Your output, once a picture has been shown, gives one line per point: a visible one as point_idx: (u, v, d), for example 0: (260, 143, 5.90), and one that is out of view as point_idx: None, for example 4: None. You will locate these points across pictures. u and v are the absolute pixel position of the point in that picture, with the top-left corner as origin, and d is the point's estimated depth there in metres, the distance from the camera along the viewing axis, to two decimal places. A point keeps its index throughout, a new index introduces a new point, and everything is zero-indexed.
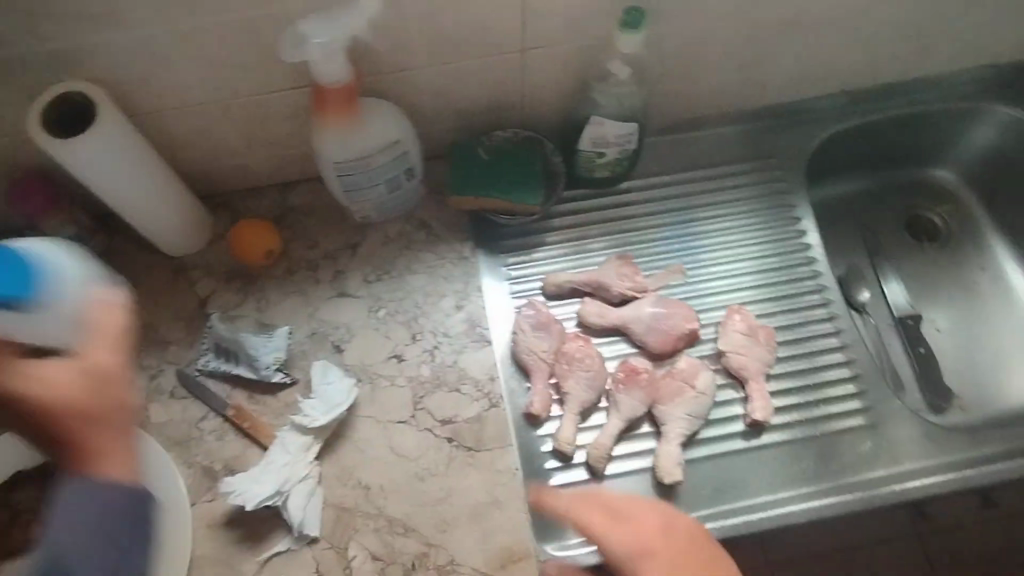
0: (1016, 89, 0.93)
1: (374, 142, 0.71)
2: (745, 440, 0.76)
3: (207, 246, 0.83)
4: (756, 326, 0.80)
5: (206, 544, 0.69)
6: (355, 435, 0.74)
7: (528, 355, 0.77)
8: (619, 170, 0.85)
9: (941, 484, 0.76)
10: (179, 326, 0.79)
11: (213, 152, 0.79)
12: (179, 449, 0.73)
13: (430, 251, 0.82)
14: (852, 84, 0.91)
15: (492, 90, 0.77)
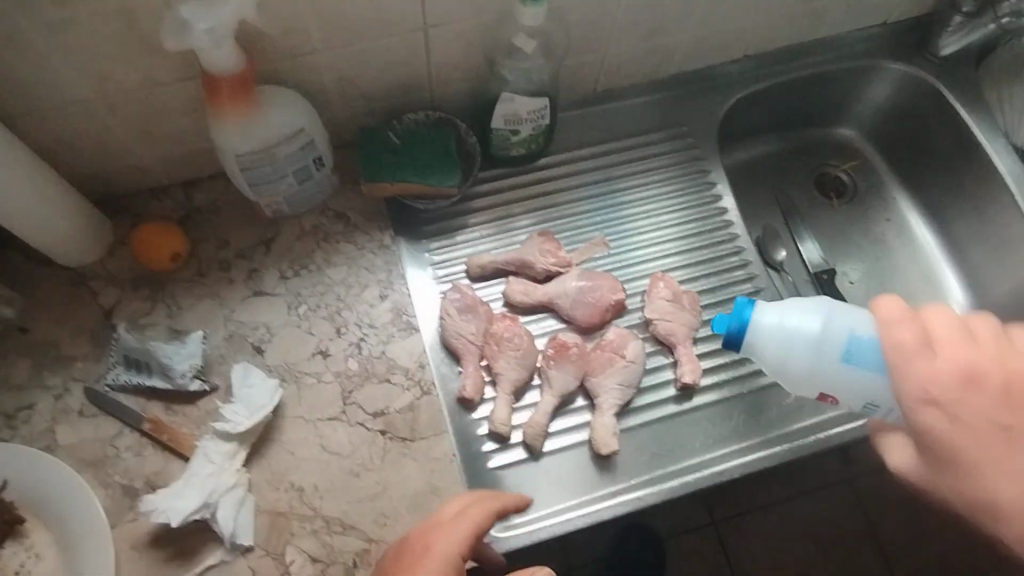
0: (905, 46, 0.97)
1: (277, 131, 0.68)
2: (677, 404, 0.78)
3: (108, 253, 0.78)
4: (680, 291, 0.81)
5: (132, 566, 0.66)
6: (284, 437, 0.71)
7: (457, 339, 0.76)
8: (534, 147, 0.84)
9: (863, 429, 0.77)
10: (84, 340, 0.74)
11: (104, 153, 0.74)
12: (94, 469, 0.69)
13: (348, 242, 0.80)
14: (754, 48, 0.93)
15: (398, 71, 0.75)
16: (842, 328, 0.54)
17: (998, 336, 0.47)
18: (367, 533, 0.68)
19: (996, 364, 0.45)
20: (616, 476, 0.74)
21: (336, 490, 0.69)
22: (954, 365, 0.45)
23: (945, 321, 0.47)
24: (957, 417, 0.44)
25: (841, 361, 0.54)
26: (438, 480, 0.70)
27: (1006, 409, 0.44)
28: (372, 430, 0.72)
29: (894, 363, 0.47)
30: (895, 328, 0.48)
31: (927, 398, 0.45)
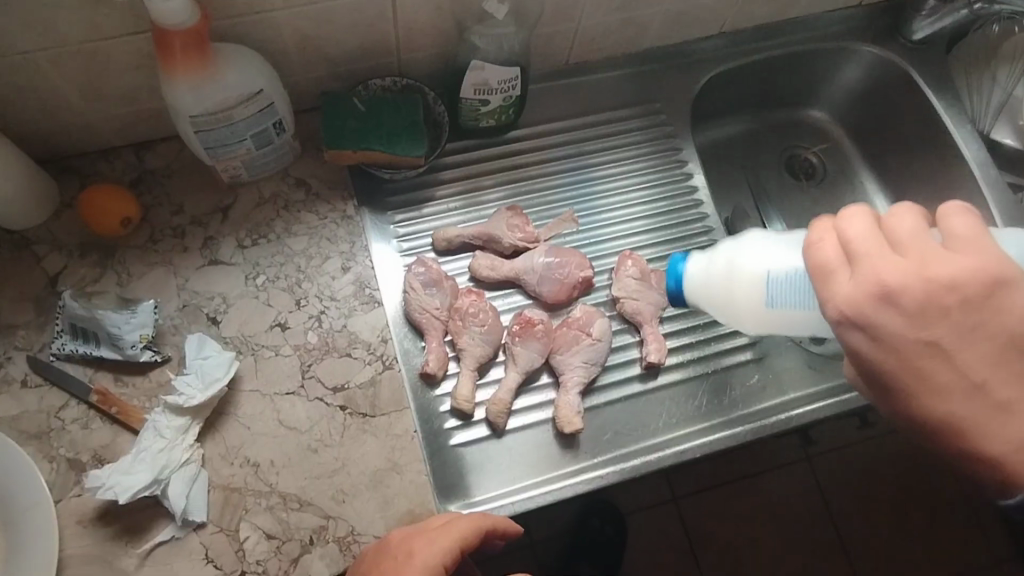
0: (879, 29, 0.97)
1: (234, 92, 0.64)
2: (642, 383, 0.78)
3: (54, 216, 0.74)
4: (647, 270, 0.80)
5: (78, 543, 0.63)
6: (240, 411, 0.69)
7: (420, 314, 0.74)
8: (504, 118, 0.82)
9: (824, 409, 0.78)
10: (27, 308, 0.70)
11: (47, 110, 0.70)
12: (38, 442, 0.66)
13: (310, 211, 0.77)
14: (729, 25, 0.92)
15: (363, 33, 0.72)
16: (758, 271, 0.61)
17: (919, 238, 0.48)
18: (325, 509, 0.66)
19: (913, 274, 0.47)
20: (579, 455, 0.73)
21: (293, 466, 0.67)
22: (867, 284, 0.47)
23: (863, 233, 0.49)
24: (878, 332, 0.48)
25: (768, 305, 0.62)
26: (399, 457, 0.69)
27: (925, 320, 0.46)
28: (331, 405, 0.70)
29: (817, 285, 0.51)
30: (817, 251, 0.51)
31: (844, 321, 0.49)
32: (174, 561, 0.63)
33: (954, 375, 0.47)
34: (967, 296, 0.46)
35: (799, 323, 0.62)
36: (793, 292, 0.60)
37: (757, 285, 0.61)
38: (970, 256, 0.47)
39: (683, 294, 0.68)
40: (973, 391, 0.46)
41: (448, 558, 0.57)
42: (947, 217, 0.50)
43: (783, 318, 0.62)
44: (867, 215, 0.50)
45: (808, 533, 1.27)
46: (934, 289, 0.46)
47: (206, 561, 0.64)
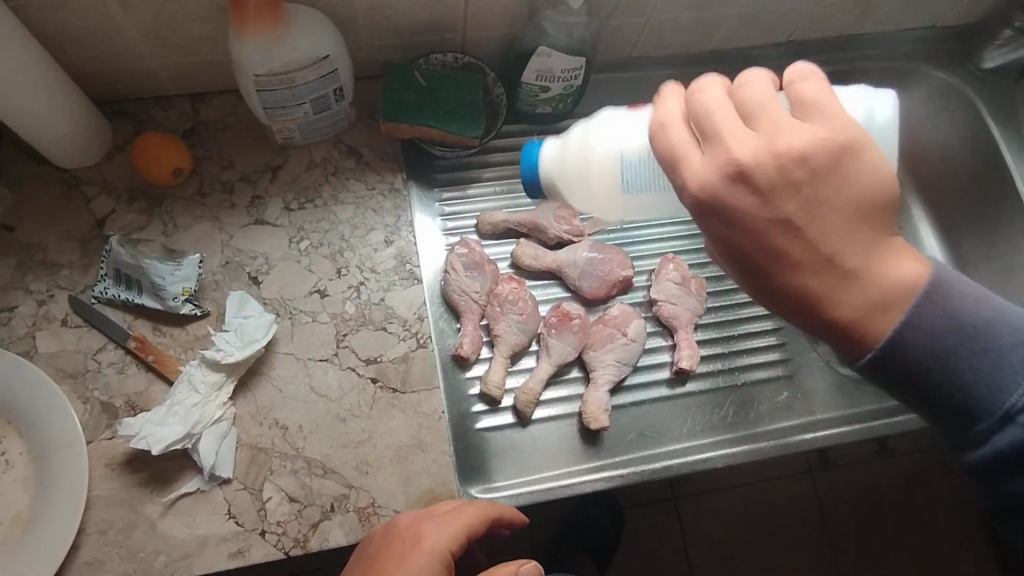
0: (949, 54, 0.95)
1: (301, 56, 0.64)
2: (670, 388, 0.77)
3: (105, 158, 0.74)
4: (689, 275, 0.79)
5: (105, 485, 0.64)
6: (274, 373, 0.69)
7: (458, 296, 0.74)
8: (562, 107, 0.81)
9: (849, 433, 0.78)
10: (72, 248, 0.71)
11: (111, 52, 0.69)
12: (74, 382, 0.67)
13: (358, 181, 0.77)
14: (797, 33, 0.90)
15: (434, 7, 0.71)
16: (610, 152, 0.57)
17: (767, 105, 0.44)
18: (348, 479, 0.67)
19: (763, 150, 0.43)
20: (601, 452, 0.73)
21: (321, 433, 0.68)
22: (718, 165, 0.43)
23: (715, 105, 0.44)
24: (730, 219, 0.44)
25: (624, 190, 0.59)
26: (425, 436, 0.69)
27: (773, 200, 0.43)
28: (363, 376, 0.70)
29: (670, 172, 0.46)
30: (664, 136, 0.46)
31: (698, 206, 0.44)
32: (197, 513, 0.64)
33: (808, 251, 0.44)
34: (815, 167, 0.43)
35: (652, 204, 0.61)
36: (645, 174, 0.58)
37: (611, 167, 0.58)
38: (819, 126, 0.43)
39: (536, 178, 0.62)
40: (824, 263, 0.44)
41: (455, 543, 0.58)
42: (794, 83, 0.45)
43: (639, 203, 0.60)
44: (718, 85, 0.45)
45: (805, 546, 1.28)
46: (782, 164, 0.42)
47: (228, 516, 0.65)
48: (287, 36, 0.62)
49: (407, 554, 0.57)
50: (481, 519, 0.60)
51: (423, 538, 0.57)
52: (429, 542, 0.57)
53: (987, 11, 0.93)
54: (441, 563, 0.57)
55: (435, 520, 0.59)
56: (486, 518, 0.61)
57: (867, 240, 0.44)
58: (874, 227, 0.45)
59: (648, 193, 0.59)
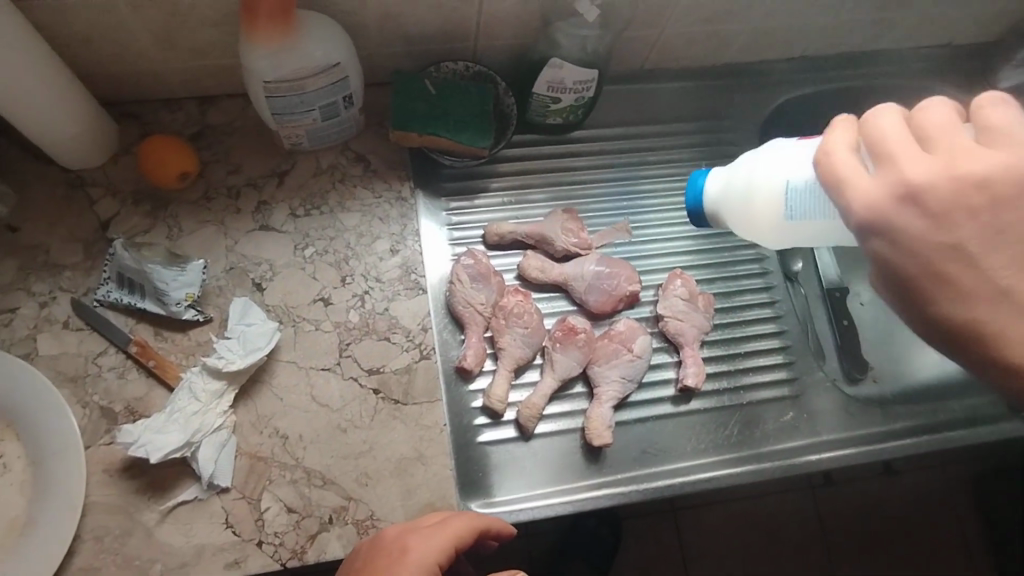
0: (964, 73, 0.94)
1: (311, 64, 0.63)
2: (674, 405, 0.76)
3: (111, 159, 0.74)
4: (696, 292, 0.78)
5: (102, 491, 0.64)
6: (275, 381, 0.69)
7: (464, 307, 0.73)
8: (573, 118, 0.80)
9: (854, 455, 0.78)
10: (76, 250, 0.70)
11: (120, 54, 0.69)
12: (73, 386, 0.66)
13: (365, 188, 0.76)
14: (811, 48, 0.89)
15: (446, 15, 0.70)
16: (777, 183, 0.56)
17: (949, 132, 0.43)
18: (348, 490, 0.66)
19: (938, 172, 0.41)
20: (603, 469, 0.73)
21: (321, 443, 0.67)
22: (889, 186, 0.42)
23: (890, 131, 0.44)
24: (897, 239, 0.42)
25: (787, 218, 0.57)
26: (426, 448, 0.68)
27: (948, 224, 0.41)
28: (365, 387, 0.70)
29: (835, 195, 0.45)
30: (830, 158, 0.46)
31: (864, 226, 0.43)
32: (194, 521, 0.64)
33: (979, 282, 0.41)
34: (1000, 194, 0.40)
35: (816, 233, 0.58)
36: (810, 203, 0.55)
37: (778, 196, 0.56)
38: (1008, 150, 0.41)
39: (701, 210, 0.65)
40: (999, 297, 0.40)
41: (442, 556, 0.57)
42: (981, 110, 0.44)
43: (804, 231, 0.58)
44: (893, 115, 0.45)
45: (805, 562, 1.26)
46: (962, 189, 0.41)
47: (226, 526, 0.64)
48: (299, 41, 0.61)
49: (394, 567, 0.55)
50: (467, 531, 0.59)
51: (410, 552, 0.56)
52: (416, 554, 0.56)
53: (1003, 31, 0.92)
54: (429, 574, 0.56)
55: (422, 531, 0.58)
56: (472, 528, 0.60)
57: None
58: None
59: (812, 221, 0.56)
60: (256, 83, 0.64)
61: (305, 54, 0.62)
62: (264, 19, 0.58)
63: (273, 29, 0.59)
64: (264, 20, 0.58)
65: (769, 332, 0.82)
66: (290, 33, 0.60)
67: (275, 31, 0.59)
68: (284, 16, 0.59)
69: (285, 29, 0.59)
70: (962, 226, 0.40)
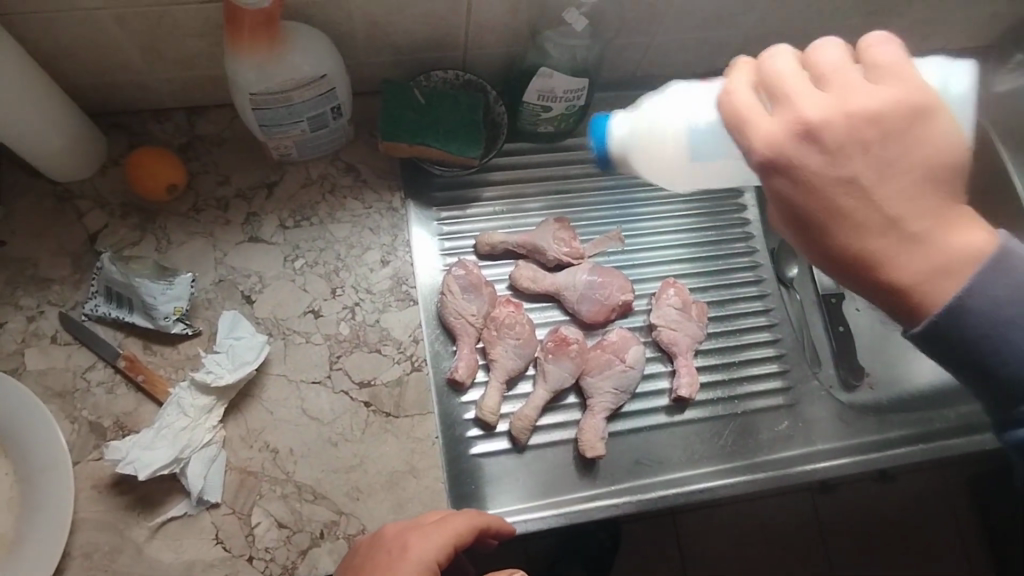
0: None
1: (297, 76, 0.63)
2: (668, 416, 0.76)
3: (99, 171, 0.73)
4: (689, 301, 0.78)
5: (91, 507, 0.63)
6: (265, 395, 0.68)
7: (455, 318, 0.73)
8: (564, 126, 0.80)
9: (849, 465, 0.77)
10: (64, 263, 0.70)
11: (107, 67, 0.68)
12: (62, 401, 0.66)
13: (356, 199, 0.76)
14: (805, 53, 0.88)
15: (436, 25, 0.69)
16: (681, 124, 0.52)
17: (841, 69, 0.42)
18: (339, 505, 0.66)
19: (832, 109, 0.40)
20: (596, 480, 0.72)
21: (312, 457, 0.67)
22: (787, 124, 0.41)
23: (784, 70, 0.42)
24: (798, 178, 0.41)
25: (692, 159, 0.54)
26: (417, 461, 0.68)
27: (842, 158, 0.40)
28: (356, 400, 0.69)
29: (735, 135, 0.43)
30: (731, 97, 0.43)
31: (766, 165, 0.42)
32: (184, 537, 0.63)
33: (867, 212, 0.41)
34: (886, 129, 0.40)
35: (720, 170, 0.55)
36: (714, 142, 0.52)
37: (682, 138, 0.53)
38: (895, 86, 0.41)
39: (610, 158, 0.57)
40: (887, 226, 0.41)
41: (442, 554, 0.56)
42: (869, 47, 0.43)
43: (708, 170, 0.55)
44: (788, 52, 0.43)
45: None
46: (855, 125, 0.40)
47: (216, 541, 0.64)
48: (283, 52, 0.61)
49: (395, 567, 0.54)
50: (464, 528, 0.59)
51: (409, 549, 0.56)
52: (416, 551, 0.55)
53: (1001, 32, 0.91)
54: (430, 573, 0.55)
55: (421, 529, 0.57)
56: (471, 525, 0.59)
57: (931, 202, 0.41)
58: (952, 195, 0.41)
59: (716, 159, 0.54)
60: (241, 92, 0.63)
61: (291, 64, 0.61)
62: (248, 31, 0.57)
63: (258, 40, 0.58)
64: (249, 31, 0.57)
65: (763, 340, 0.82)
66: (275, 43, 0.59)
67: (260, 42, 0.58)
68: (269, 27, 0.58)
69: (270, 40, 0.59)
70: (852, 159, 0.40)
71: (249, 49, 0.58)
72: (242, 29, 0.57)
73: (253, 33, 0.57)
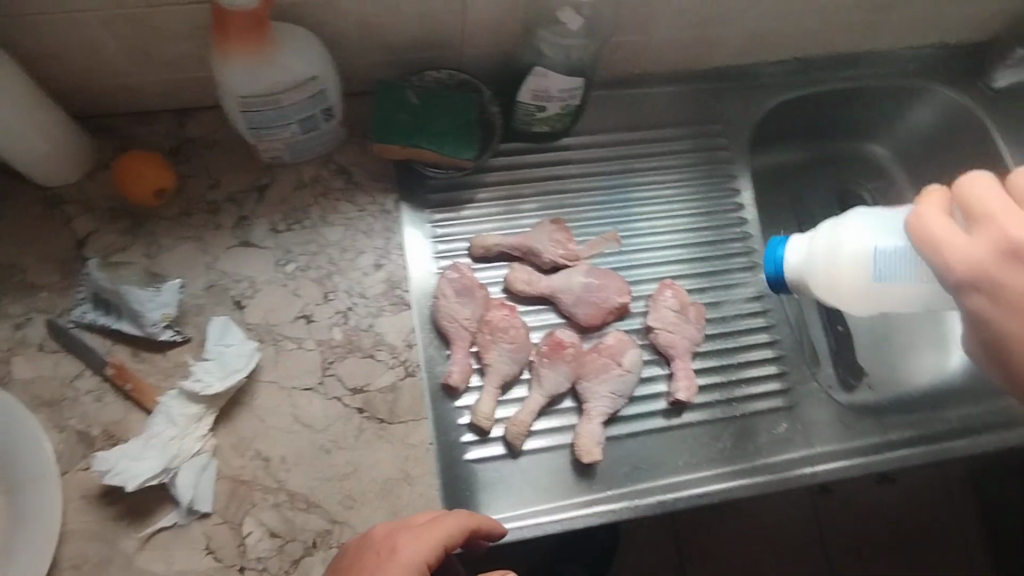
0: (960, 72, 0.92)
1: (286, 78, 0.61)
2: (666, 419, 0.75)
3: (87, 175, 0.72)
4: (687, 303, 0.77)
5: (81, 518, 0.62)
6: (257, 402, 0.67)
7: (449, 322, 0.72)
8: (559, 126, 0.78)
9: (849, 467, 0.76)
10: (51, 269, 0.69)
11: (93, 69, 0.67)
12: (50, 410, 0.65)
13: (348, 202, 0.75)
14: (803, 49, 0.87)
15: (427, 24, 0.68)
16: (860, 252, 0.62)
17: (1001, 201, 0.52)
18: (332, 514, 0.65)
19: (994, 240, 0.50)
20: (593, 486, 0.71)
21: (305, 465, 0.66)
22: (992, 243, 0.50)
23: (985, 195, 0.52)
24: (997, 293, 0.50)
25: (873, 280, 0.62)
26: (411, 469, 0.67)
27: (1001, 276, 0.50)
28: (349, 406, 0.68)
29: (929, 252, 0.54)
30: (924, 225, 0.54)
31: (965, 282, 0.51)
32: (174, 547, 0.62)
33: None
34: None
35: (901, 301, 0.64)
36: (903, 268, 0.61)
37: (864, 262, 0.62)
38: None
39: (782, 280, 0.68)
40: None
41: (431, 555, 0.56)
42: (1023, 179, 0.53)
43: (887, 295, 0.63)
44: (989, 181, 0.53)
45: None
46: (1001, 260, 0.50)
47: (207, 552, 0.63)
48: (273, 53, 0.59)
49: (382, 569, 0.54)
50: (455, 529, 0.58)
51: (398, 548, 0.55)
52: (404, 550, 0.55)
53: (1001, 27, 0.89)
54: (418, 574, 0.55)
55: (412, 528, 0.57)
56: (462, 526, 0.58)
57: None
58: None
59: (899, 283, 0.62)
60: (230, 94, 0.61)
61: (280, 66, 0.60)
62: (236, 31, 0.56)
63: (246, 41, 0.57)
64: (237, 32, 0.56)
65: (762, 341, 0.81)
66: (264, 45, 0.58)
67: (248, 43, 0.57)
68: (257, 28, 0.56)
69: (258, 41, 0.57)
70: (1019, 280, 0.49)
71: (237, 50, 0.57)
72: (229, 30, 0.56)
73: (240, 33, 0.56)
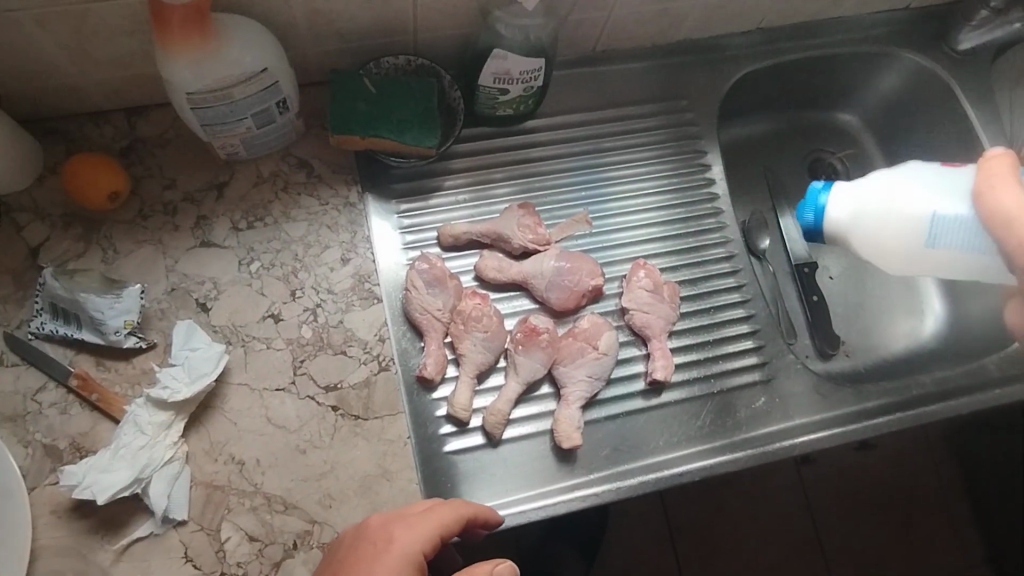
0: (924, 36, 0.91)
1: (236, 72, 0.59)
2: (645, 399, 0.75)
3: (37, 182, 0.70)
4: (661, 282, 0.76)
5: (53, 533, 0.61)
6: (228, 405, 0.66)
7: (421, 314, 0.70)
8: (524, 108, 0.77)
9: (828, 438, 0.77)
10: (5, 280, 0.67)
11: (33, 71, 0.64)
12: (13, 425, 0.63)
13: (311, 195, 0.73)
14: (767, 19, 0.86)
15: (380, 9, 0.66)
16: (920, 212, 0.70)
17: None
18: (311, 514, 0.64)
19: None
20: (574, 470, 0.71)
21: (281, 466, 0.65)
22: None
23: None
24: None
25: (927, 244, 0.70)
26: (390, 464, 0.66)
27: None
28: (323, 405, 0.67)
29: (998, 227, 0.66)
30: (1002, 209, 0.66)
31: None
32: (152, 557, 0.61)
33: None
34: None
35: (943, 261, 0.72)
36: (950, 235, 0.69)
37: (922, 224, 0.70)
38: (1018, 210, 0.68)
39: (819, 227, 0.74)
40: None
41: (426, 545, 0.55)
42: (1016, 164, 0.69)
43: (933, 257, 0.72)
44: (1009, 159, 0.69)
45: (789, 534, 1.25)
46: None
47: (185, 560, 0.62)
48: (219, 50, 0.57)
49: (377, 561, 0.53)
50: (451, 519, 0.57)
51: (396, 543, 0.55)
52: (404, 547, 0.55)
53: None
54: (412, 566, 0.54)
55: (413, 518, 0.56)
56: (459, 515, 0.57)
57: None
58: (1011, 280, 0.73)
59: (948, 249, 0.70)
60: (179, 95, 0.60)
61: (229, 63, 0.58)
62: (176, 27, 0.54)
63: (189, 39, 0.55)
64: (178, 28, 0.54)
65: (736, 317, 0.81)
66: (209, 41, 0.56)
67: (191, 40, 0.55)
68: (199, 23, 0.55)
69: (201, 38, 0.55)
70: None
71: (180, 48, 0.55)
72: (171, 29, 0.54)
73: (182, 29, 0.54)
